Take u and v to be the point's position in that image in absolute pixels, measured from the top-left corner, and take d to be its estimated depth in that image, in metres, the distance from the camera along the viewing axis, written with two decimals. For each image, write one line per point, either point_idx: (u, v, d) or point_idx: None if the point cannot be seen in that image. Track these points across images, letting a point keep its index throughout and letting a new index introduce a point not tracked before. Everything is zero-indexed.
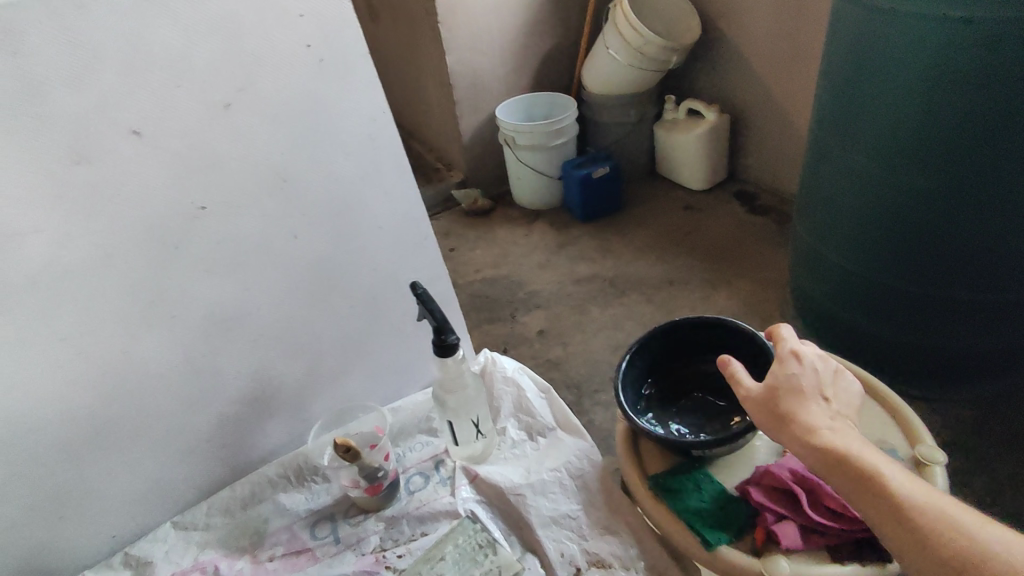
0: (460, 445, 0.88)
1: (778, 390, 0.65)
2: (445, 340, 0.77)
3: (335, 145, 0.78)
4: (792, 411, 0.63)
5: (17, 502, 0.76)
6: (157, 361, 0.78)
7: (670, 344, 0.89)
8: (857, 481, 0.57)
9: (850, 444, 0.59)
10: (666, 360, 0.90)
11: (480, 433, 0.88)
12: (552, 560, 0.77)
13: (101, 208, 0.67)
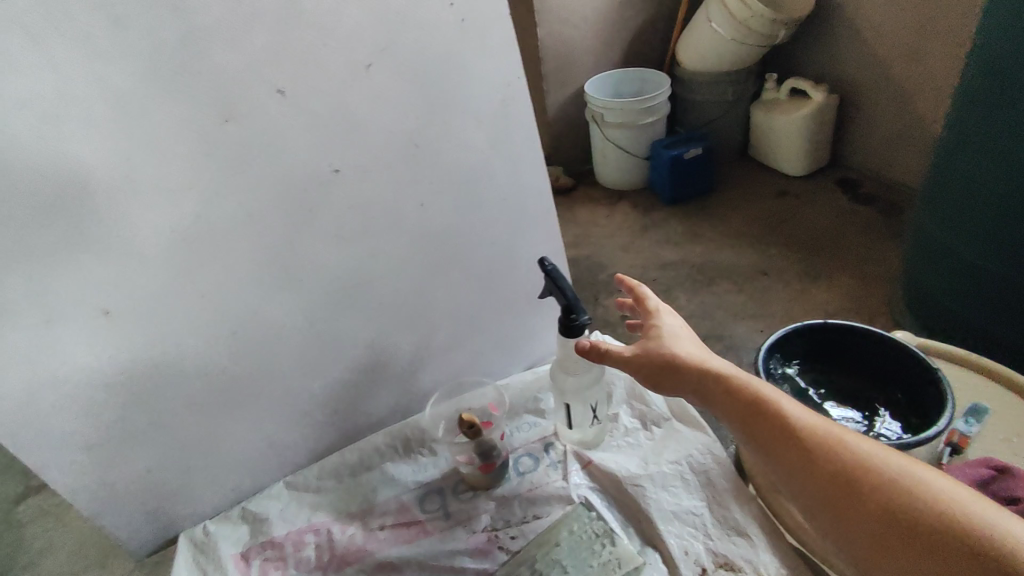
0: (572, 428, 0.86)
1: (674, 337, 0.65)
2: (574, 320, 0.73)
3: (467, 111, 0.76)
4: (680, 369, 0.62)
5: (154, 447, 0.80)
6: (281, 323, 0.79)
7: (819, 343, 0.88)
8: (781, 429, 0.54)
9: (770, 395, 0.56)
10: (813, 357, 0.89)
11: (596, 418, 0.85)
12: (676, 558, 0.73)
13: (247, 167, 0.68)
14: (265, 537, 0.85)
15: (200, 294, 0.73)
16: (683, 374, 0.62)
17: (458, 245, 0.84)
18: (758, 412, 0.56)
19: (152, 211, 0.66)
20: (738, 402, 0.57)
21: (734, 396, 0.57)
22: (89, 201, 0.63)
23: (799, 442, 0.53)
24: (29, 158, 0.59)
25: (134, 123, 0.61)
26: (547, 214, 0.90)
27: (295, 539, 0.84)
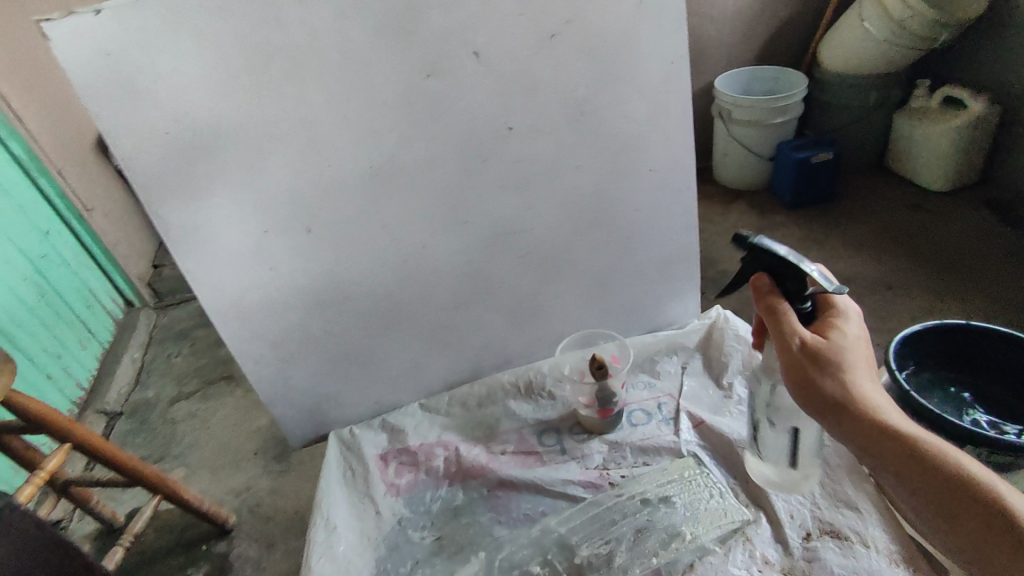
0: (765, 454, 0.79)
1: (857, 339, 0.57)
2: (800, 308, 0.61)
3: (632, 84, 0.85)
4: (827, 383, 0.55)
5: (325, 351, 0.95)
6: (443, 259, 0.91)
7: (956, 343, 0.89)
8: (933, 470, 0.52)
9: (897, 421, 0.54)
10: (948, 357, 0.90)
11: (796, 450, 0.77)
12: (781, 519, 0.78)
13: (441, 116, 0.80)
14: (401, 444, 0.97)
15: (382, 225, 0.86)
16: (850, 383, 0.55)
17: (603, 208, 0.94)
18: (911, 446, 0.53)
19: (357, 146, 0.79)
20: (871, 429, 0.54)
21: (891, 425, 0.53)
22: (314, 134, 0.77)
23: (915, 465, 0.53)
24: (281, 92, 0.74)
25: (361, 70, 0.75)
26: (689, 188, 0.97)
27: (427, 450, 0.96)
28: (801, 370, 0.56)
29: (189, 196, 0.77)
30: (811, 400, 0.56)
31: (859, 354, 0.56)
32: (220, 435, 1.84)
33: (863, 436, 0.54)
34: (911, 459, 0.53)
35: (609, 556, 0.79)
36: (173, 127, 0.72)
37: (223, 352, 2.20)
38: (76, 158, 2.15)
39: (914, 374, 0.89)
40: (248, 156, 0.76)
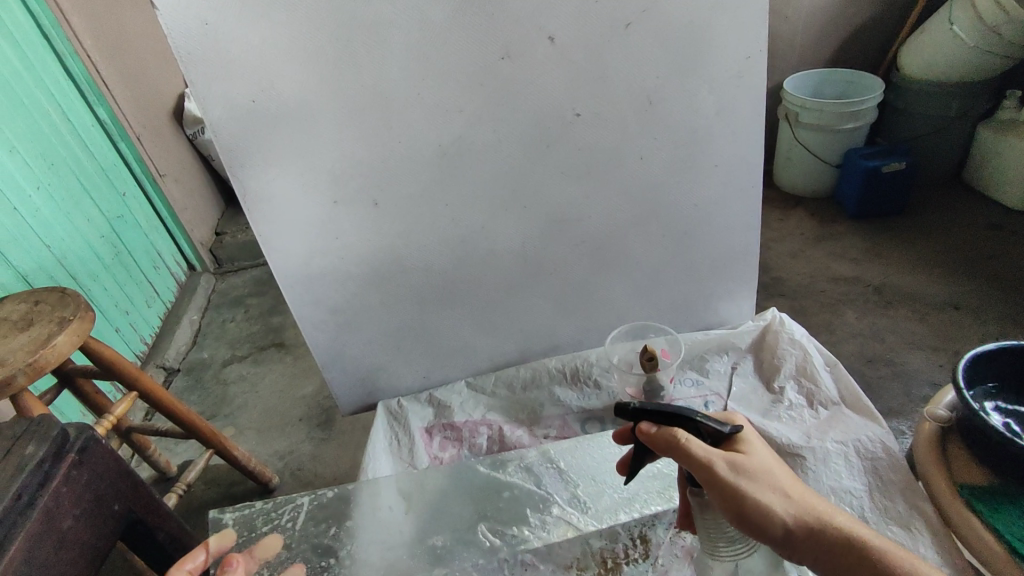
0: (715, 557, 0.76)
1: (759, 447, 0.60)
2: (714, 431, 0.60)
3: (703, 77, 0.83)
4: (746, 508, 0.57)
5: (379, 323, 0.98)
6: (501, 242, 0.93)
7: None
8: (860, 561, 0.56)
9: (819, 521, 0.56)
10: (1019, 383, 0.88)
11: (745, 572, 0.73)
12: None
13: (511, 100, 0.81)
14: (446, 419, 1.03)
15: (445, 203, 0.88)
16: (768, 491, 0.57)
17: (663, 202, 0.93)
18: (839, 540, 0.56)
19: (427, 124, 0.82)
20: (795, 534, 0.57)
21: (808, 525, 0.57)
22: (387, 110, 0.80)
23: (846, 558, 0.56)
24: (360, 67, 0.76)
25: (436, 50, 0.77)
26: (753, 187, 0.95)
27: (472, 426, 1.02)
28: (727, 490, 0.57)
29: (265, 163, 0.81)
30: (737, 521, 0.58)
31: (768, 460, 0.59)
32: (269, 399, 1.93)
33: (788, 541, 0.58)
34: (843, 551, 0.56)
35: (642, 533, 0.81)
36: (257, 96, 0.76)
37: (275, 321, 2.30)
38: (149, 127, 2.33)
39: (980, 392, 0.88)
40: (324, 129, 0.80)
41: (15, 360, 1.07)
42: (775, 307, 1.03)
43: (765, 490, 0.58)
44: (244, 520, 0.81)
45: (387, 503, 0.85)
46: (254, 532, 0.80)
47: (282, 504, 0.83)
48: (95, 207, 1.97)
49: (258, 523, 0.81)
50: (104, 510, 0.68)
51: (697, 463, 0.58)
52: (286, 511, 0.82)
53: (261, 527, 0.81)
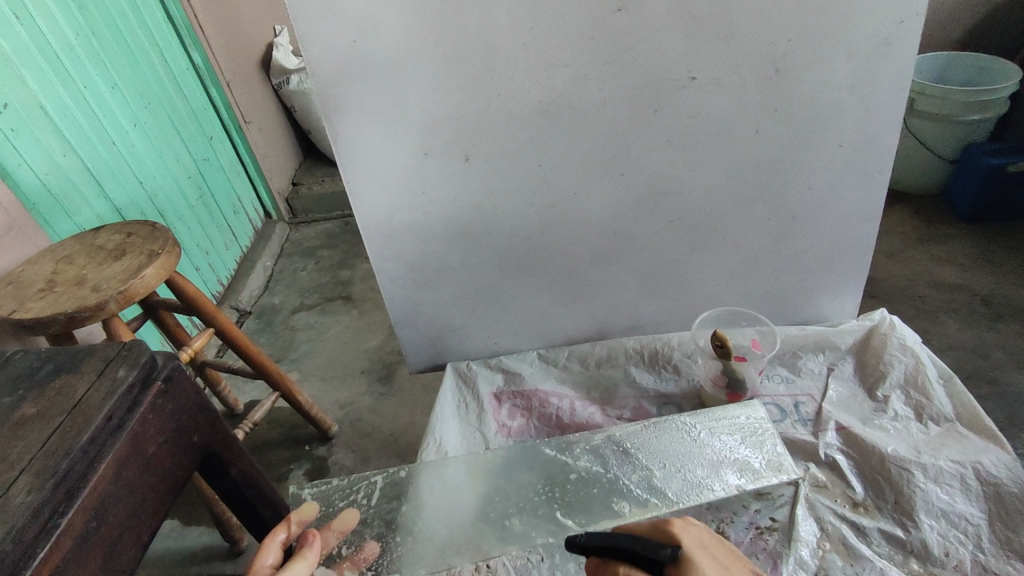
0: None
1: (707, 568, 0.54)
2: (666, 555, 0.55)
3: (843, 45, 0.73)
4: None
5: (455, 284, 0.95)
6: (593, 210, 0.88)
7: None
8: None
9: None
10: None
11: None
12: (934, 553, 0.70)
13: (621, 55, 0.74)
14: (516, 386, 0.99)
15: (538, 163, 0.83)
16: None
17: (773, 180, 0.85)
18: None
19: (530, 76, 0.76)
20: None
21: None
22: (489, 59, 0.75)
23: None
24: (467, 12, 0.72)
25: None
26: (880, 171, 0.85)
27: (542, 396, 0.98)
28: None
29: (360, 108, 0.78)
30: None
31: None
32: (334, 349, 1.97)
33: None
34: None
35: (720, 530, 0.75)
36: (360, 37, 0.73)
37: (343, 274, 2.34)
38: (238, 74, 2.37)
39: None
40: (423, 76, 0.76)
41: (108, 287, 1.11)
42: (885, 309, 0.94)
43: None
44: (322, 495, 0.79)
45: (457, 478, 0.81)
46: (330, 507, 0.78)
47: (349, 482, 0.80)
48: (185, 149, 2.03)
49: (335, 496, 0.79)
50: (189, 438, 0.69)
51: None
52: (362, 489, 0.80)
53: (338, 502, 0.78)
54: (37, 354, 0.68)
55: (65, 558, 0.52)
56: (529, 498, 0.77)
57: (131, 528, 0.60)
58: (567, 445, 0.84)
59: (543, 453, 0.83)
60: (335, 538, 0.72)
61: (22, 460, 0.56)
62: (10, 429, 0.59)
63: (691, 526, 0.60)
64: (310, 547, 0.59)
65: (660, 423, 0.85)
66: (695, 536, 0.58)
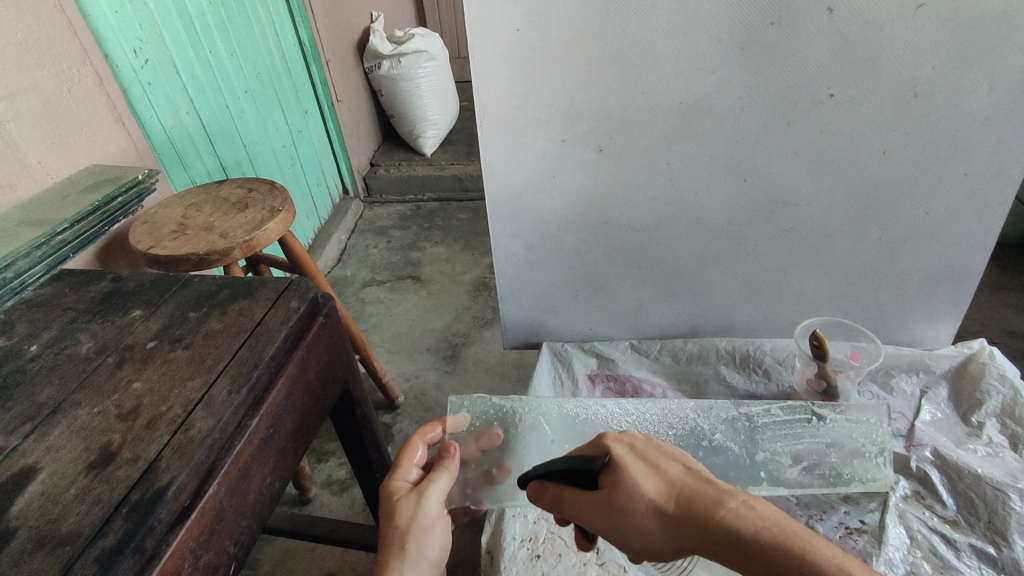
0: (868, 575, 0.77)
1: (627, 470, 0.55)
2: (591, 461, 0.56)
3: (985, 74, 0.76)
4: (625, 526, 0.53)
5: (565, 267, 1.02)
6: (708, 211, 0.92)
7: None
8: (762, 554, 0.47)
9: (696, 515, 0.50)
10: None
11: None
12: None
13: (767, 67, 0.78)
14: (610, 370, 1.07)
15: (666, 161, 0.88)
16: (645, 514, 0.53)
17: (892, 200, 0.89)
18: (725, 539, 0.48)
19: (676, 79, 0.80)
20: (692, 540, 0.50)
21: (691, 518, 0.50)
22: (640, 60, 0.79)
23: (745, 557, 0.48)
24: (626, 13, 0.75)
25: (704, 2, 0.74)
26: (1001, 204, 0.87)
27: (635, 382, 1.06)
28: (605, 528, 0.55)
29: (507, 92, 0.83)
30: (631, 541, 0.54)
31: (635, 487, 0.53)
32: (401, 324, 2.05)
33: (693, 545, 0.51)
34: (735, 556, 0.48)
35: (809, 525, 0.83)
36: (523, 26, 0.77)
37: (412, 255, 2.42)
38: (337, 56, 2.48)
39: None
40: (575, 67, 0.80)
41: (235, 234, 1.20)
42: (985, 339, 0.97)
43: (643, 503, 0.53)
44: (478, 405, 0.84)
45: (564, 433, 0.82)
46: (485, 417, 0.83)
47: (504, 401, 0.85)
48: (283, 120, 2.13)
49: (490, 413, 0.83)
50: (335, 371, 0.76)
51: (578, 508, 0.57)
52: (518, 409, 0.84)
53: (492, 416, 0.83)
54: (213, 281, 0.76)
55: (251, 456, 0.59)
56: None
57: (292, 443, 0.67)
58: (707, 408, 0.88)
59: (679, 412, 0.87)
60: (478, 451, 0.78)
61: (218, 365, 0.62)
62: (201, 339, 0.66)
63: (628, 435, 0.59)
64: (452, 458, 0.67)
65: (793, 406, 0.88)
66: (627, 443, 0.58)
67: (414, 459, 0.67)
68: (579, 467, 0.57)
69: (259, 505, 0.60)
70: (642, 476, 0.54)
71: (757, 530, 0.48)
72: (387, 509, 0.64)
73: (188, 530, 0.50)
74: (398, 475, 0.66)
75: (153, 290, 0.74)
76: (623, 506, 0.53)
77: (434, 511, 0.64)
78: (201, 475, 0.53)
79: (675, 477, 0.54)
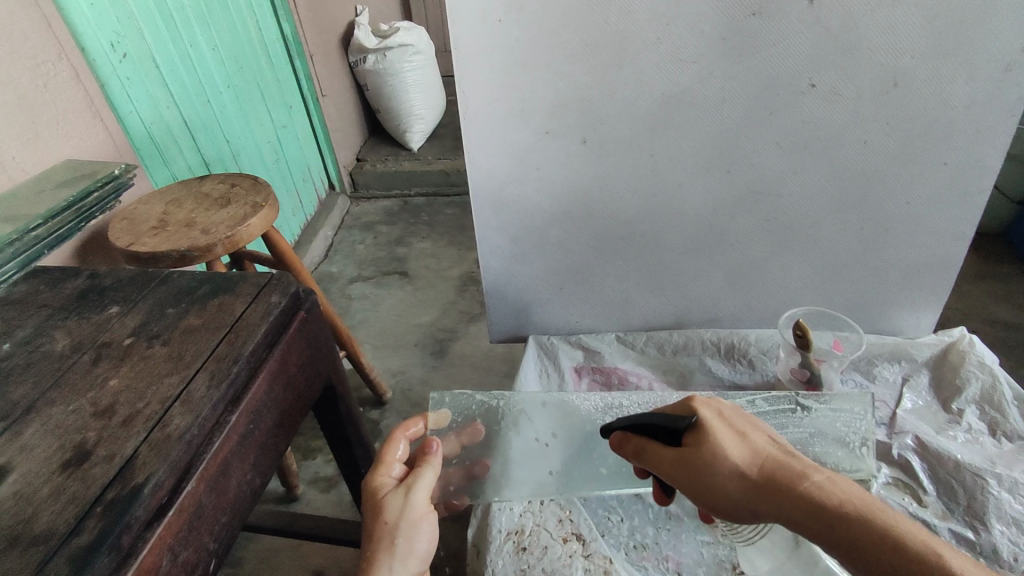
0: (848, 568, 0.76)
1: (716, 433, 0.57)
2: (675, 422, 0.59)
3: (964, 64, 0.77)
4: (706, 487, 0.56)
5: (550, 260, 1.02)
6: (692, 203, 0.93)
7: None
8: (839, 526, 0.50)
9: (782, 485, 0.53)
10: None
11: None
12: (1002, 557, 0.75)
13: (749, 58, 0.78)
14: (596, 363, 1.07)
15: (650, 153, 0.88)
16: (727, 476, 0.55)
17: (873, 190, 0.89)
18: (805, 509, 0.51)
19: (659, 70, 0.80)
20: (771, 507, 0.53)
21: (775, 487, 0.53)
22: (623, 51, 0.79)
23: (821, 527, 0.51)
24: (608, 3, 0.75)
25: None
26: (980, 193, 0.88)
27: (621, 374, 1.05)
28: (684, 484, 0.57)
29: (490, 84, 0.83)
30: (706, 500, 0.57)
31: (722, 449, 0.56)
32: (388, 320, 2.04)
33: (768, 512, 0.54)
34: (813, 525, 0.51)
35: None
36: (505, 16, 0.77)
37: (399, 251, 2.41)
38: (322, 50, 2.46)
39: None
40: (557, 59, 0.80)
41: (216, 230, 1.19)
42: (965, 327, 0.99)
43: (728, 465, 0.55)
44: (458, 402, 0.83)
45: (547, 428, 0.82)
46: (467, 412, 0.82)
47: (487, 399, 0.84)
48: (267, 114, 2.10)
49: (473, 409, 0.82)
50: (317, 367, 0.75)
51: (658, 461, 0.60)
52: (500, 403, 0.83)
53: (474, 411, 0.82)
54: (192, 276, 0.75)
55: (231, 452, 0.58)
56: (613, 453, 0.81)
57: (273, 439, 0.66)
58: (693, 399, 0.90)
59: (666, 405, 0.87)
60: (458, 447, 0.78)
61: (196, 361, 0.62)
62: (180, 335, 0.65)
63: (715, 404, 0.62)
64: (435, 453, 0.65)
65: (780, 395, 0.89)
66: (716, 410, 0.61)
67: (396, 454, 0.66)
68: (670, 421, 0.59)
69: (239, 502, 0.60)
70: (730, 439, 0.57)
71: (841, 502, 0.51)
72: (371, 506, 0.62)
73: (166, 527, 0.49)
74: (380, 471, 0.65)
75: (130, 286, 0.73)
76: (708, 466, 0.56)
77: (421, 507, 0.63)
78: (178, 472, 0.52)
79: (761, 447, 0.57)
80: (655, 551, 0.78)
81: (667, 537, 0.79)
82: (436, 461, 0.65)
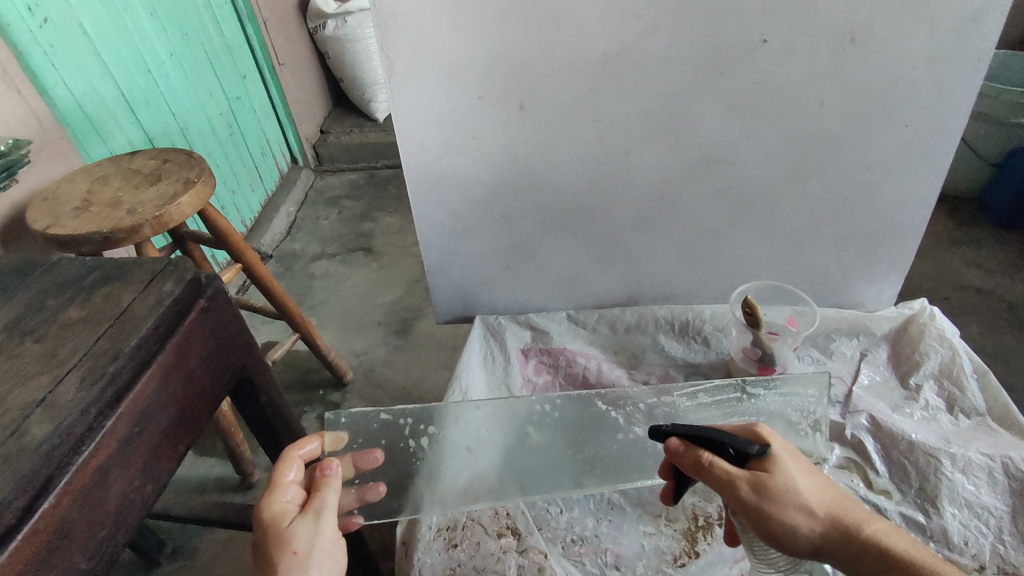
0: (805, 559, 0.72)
1: (787, 463, 0.57)
2: (750, 452, 0.57)
3: (926, 16, 0.70)
4: (776, 515, 0.56)
5: (494, 237, 0.96)
6: (639, 172, 0.86)
7: None
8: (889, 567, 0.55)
9: (846, 523, 0.56)
10: None
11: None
12: (954, 541, 0.72)
13: (693, 11, 0.71)
14: (544, 344, 1.02)
15: (592, 119, 0.81)
16: (796, 508, 0.56)
17: (831, 156, 0.83)
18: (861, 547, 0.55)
19: (597, 27, 0.73)
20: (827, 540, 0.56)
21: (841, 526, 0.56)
22: (557, 6, 0.71)
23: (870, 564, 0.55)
24: None
25: None
26: (942, 157, 0.83)
27: (569, 355, 1.01)
28: (750, 509, 0.56)
29: (414, 45, 0.75)
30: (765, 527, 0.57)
31: (798, 483, 0.56)
32: (351, 299, 1.98)
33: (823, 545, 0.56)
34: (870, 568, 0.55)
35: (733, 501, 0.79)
36: None
37: (364, 226, 2.33)
38: (277, 15, 2.32)
39: None
40: (485, 16, 0.72)
41: (144, 210, 1.11)
42: (926, 299, 0.94)
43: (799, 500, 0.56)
44: (363, 418, 0.75)
45: (468, 437, 0.79)
46: (374, 430, 0.75)
47: (393, 415, 0.77)
48: (218, 85, 1.99)
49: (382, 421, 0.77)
50: (227, 358, 0.69)
51: (723, 481, 0.57)
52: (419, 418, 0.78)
53: (379, 429, 0.75)
54: (83, 263, 0.68)
55: (108, 459, 0.52)
56: (537, 457, 0.78)
57: (171, 440, 0.60)
58: (617, 400, 0.84)
59: (594, 406, 0.83)
60: (352, 470, 0.70)
61: (71, 360, 0.55)
62: (58, 331, 0.59)
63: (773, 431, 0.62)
64: (336, 476, 0.60)
65: (725, 384, 0.87)
66: (780, 438, 0.60)
67: (290, 477, 0.60)
68: (749, 445, 0.57)
69: (124, 512, 0.54)
70: (805, 475, 0.57)
71: (905, 554, 0.55)
72: (270, 539, 0.55)
73: (12, 553, 0.44)
74: (275, 497, 0.59)
75: (14, 276, 0.67)
76: (782, 497, 0.56)
77: (330, 534, 0.57)
78: (34, 488, 0.47)
79: (826, 485, 0.59)
80: (594, 544, 0.76)
81: (608, 529, 0.77)
82: (337, 483, 0.60)
